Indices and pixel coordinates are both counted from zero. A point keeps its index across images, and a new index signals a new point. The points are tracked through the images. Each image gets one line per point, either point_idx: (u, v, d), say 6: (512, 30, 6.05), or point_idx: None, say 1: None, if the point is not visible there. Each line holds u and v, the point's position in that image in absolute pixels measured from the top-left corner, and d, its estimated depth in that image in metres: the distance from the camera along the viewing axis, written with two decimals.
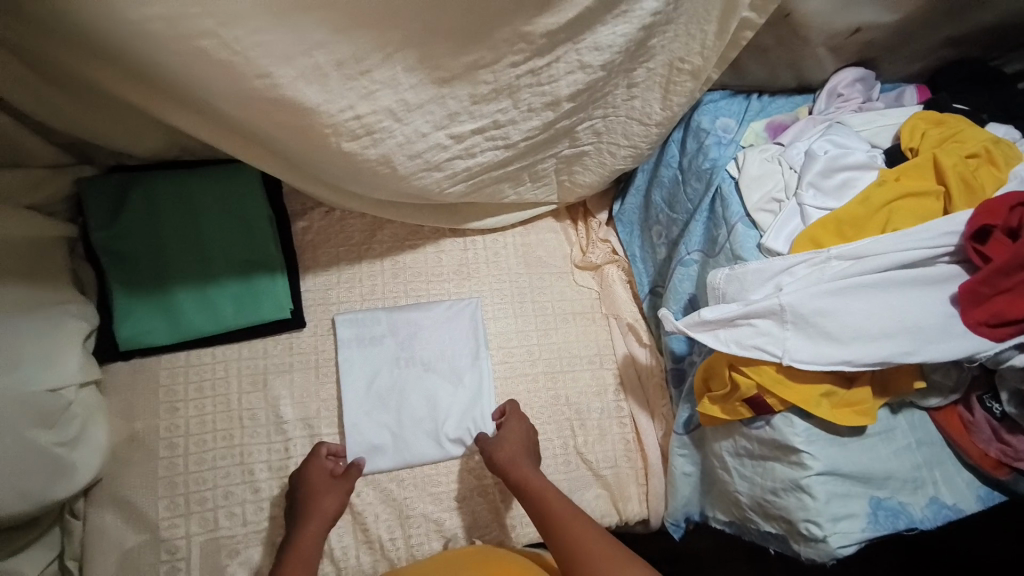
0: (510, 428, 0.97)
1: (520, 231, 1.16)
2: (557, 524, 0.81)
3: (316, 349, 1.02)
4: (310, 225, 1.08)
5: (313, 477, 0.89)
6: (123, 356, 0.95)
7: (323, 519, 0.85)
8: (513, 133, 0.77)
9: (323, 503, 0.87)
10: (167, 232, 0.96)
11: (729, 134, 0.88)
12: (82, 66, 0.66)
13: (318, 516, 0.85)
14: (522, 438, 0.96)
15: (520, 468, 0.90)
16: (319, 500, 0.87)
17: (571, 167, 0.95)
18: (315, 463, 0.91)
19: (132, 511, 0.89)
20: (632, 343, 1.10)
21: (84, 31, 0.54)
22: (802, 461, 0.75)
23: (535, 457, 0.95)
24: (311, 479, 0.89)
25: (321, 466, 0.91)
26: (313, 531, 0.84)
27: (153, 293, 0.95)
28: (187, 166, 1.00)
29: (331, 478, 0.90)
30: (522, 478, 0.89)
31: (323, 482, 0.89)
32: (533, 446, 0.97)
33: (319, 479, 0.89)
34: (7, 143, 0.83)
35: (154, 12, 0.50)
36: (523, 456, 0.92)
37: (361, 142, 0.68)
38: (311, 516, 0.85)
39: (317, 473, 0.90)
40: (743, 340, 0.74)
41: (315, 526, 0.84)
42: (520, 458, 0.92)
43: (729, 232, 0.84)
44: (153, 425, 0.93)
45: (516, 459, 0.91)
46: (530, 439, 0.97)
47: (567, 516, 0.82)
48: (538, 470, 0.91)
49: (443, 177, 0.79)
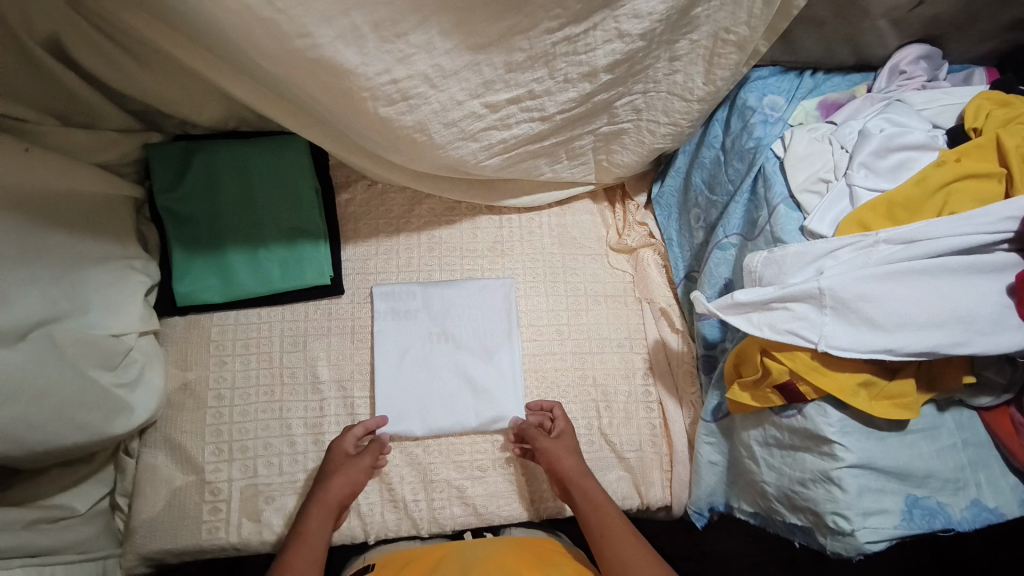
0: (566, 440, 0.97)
1: (555, 211, 1.16)
2: (617, 545, 0.84)
3: (352, 316, 1.06)
4: (353, 197, 1.12)
5: (330, 457, 0.93)
6: (179, 312, 1.01)
7: (330, 502, 0.88)
8: (548, 104, 0.77)
9: (334, 483, 0.90)
10: (221, 196, 1.01)
11: (776, 112, 0.85)
12: (150, 32, 0.71)
13: (326, 499, 0.88)
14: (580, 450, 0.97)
15: (584, 481, 0.92)
16: (329, 482, 0.90)
17: (609, 145, 0.95)
18: (336, 442, 0.94)
19: (180, 453, 0.96)
20: (664, 329, 1.09)
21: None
22: (833, 452, 0.73)
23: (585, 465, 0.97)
24: (329, 457, 0.93)
25: (341, 446, 0.93)
26: (320, 513, 0.87)
27: (207, 253, 1.00)
28: (242, 135, 1.05)
29: (349, 459, 0.93)
30: (582, 489, 0.91)
31: (339, 462, 0.92)
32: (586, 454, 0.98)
33: (335, 460, 0.92)
34: (81, 105, 0.91)
35: None
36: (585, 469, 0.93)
37: (398, 107, 0.70)
38: (320, 498, 0.88)
39: (335, 453, 0.93)
40: (778, 324, 0.73)
41: (322, 509, 0.87)
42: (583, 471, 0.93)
43: (770, 213, 0.81)
44: (204, 377, 0.99)
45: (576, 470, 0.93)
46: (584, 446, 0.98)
47: (622, 533, 0.86)
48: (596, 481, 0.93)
49: (479, 148, 0.81)
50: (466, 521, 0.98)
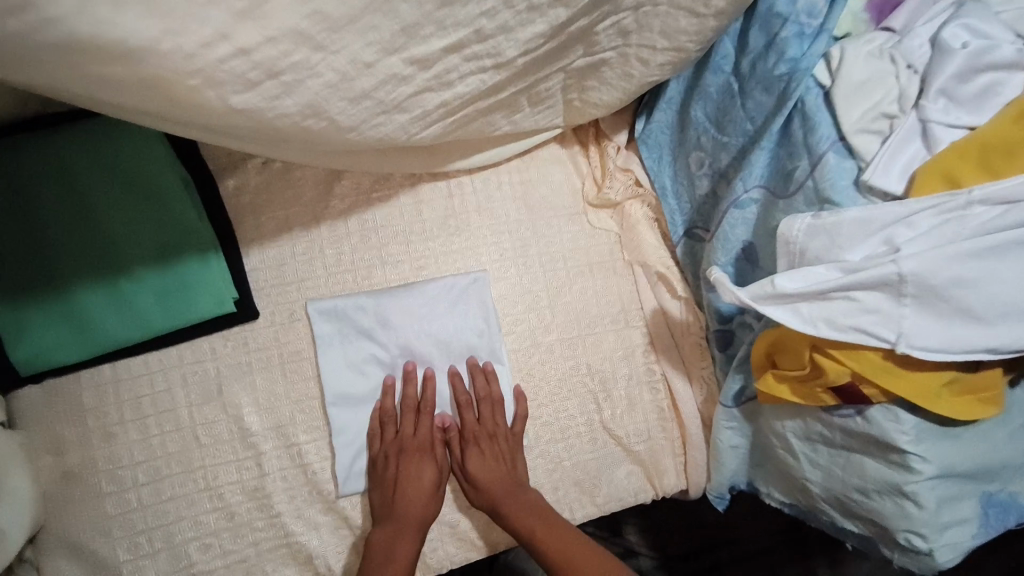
0: (476, 455, 0.82)
1: (517, 164, 0.91)
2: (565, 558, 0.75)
3: (277, 343, 0.81)
4: (244, 184, 0.82)
5: (424, 469, 0.80)
6: (32, 380, 0.75)
7: (417, 522, 0.77)
8: (506, 46, 0.51)
9: (426, 504, 0.79)
10: (44, 217, 0.72)
11: (815, 19, 0.62)
12: None
13: (416, 519, 0.77)
14: (503, 449, 0.83)
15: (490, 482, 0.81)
16: (426, 497, 0.79)
17: (583, 82, 0.69)
18: (422, 444, 0.81)
19: (87, 559, 0.74)
20: (662, 295, 0.91)
21: None
22: (909, 464, 0.61)
23: (518, 462, 0.84)
24: (421, 470, 0.80)
25: (434, 457, 0.82)
26: (411, 532, 0.76)
27: (49, 297, 0.72)
28: (53, 121, 0.73)
29: (441, 469, 0.81)
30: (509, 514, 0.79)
31: (433, 477, 0.80)
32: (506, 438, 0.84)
33: (428, 473, 0.80)
34: None
35: None
36: (493, 464, 0.82)
37: (267, 89, 0.44)
38: (405, 520, 0.77)
39: (425, 462, 0.80)
40: (837, 320, 0.57)
41: (410, 531, 0.76)
42: (509, 487, 0.81)
43: (813, 164, 0.62)
44: (90, 458, 0.75)
45: (479, 467, 0.81)
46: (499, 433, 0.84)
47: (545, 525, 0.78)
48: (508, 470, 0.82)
49: (410, 119, 0.55)
50: (463, 559, 0.84)
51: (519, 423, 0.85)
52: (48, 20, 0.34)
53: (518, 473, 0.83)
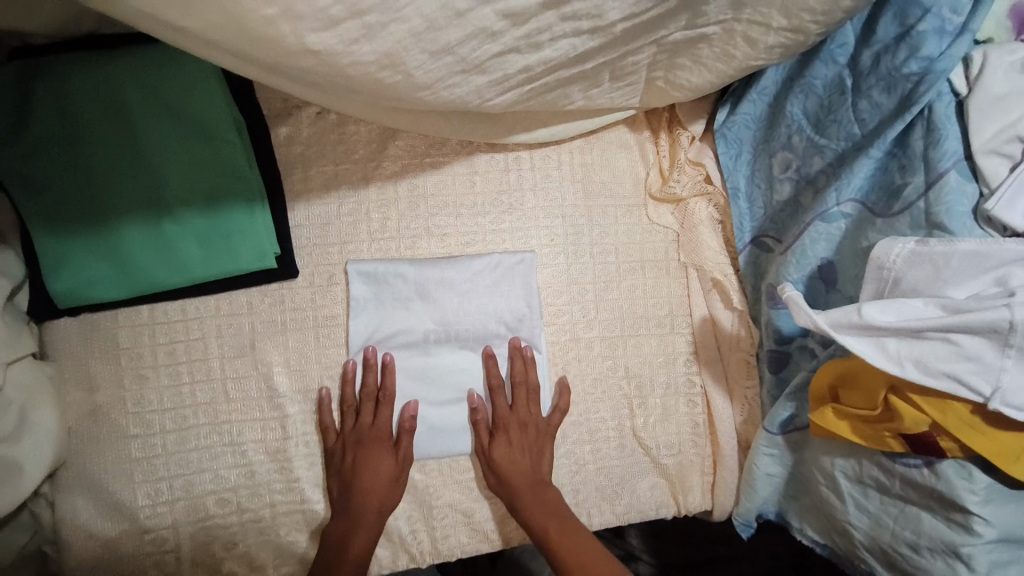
0: (505, 443, 0.79)
1: (579, 145, 0.85)
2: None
3: (312, 304, 0.79)
4: (295, 132, 0.78)
5: (381, 463, 0.76)
6: (69, 312, 0.73)
7: (374, 513, 0.75)
8: (610, 7, 0.45)
9: (377, 497, 0.75)
10: (92, 147, 0.69)
11: (958, 16, 0.55)
12: None
13: (373, 508, 0.75)
14: (533, 439, 0.80)
15: (513, 478, 0.78)
16: (374, 488, 0.75)
17: (674, 59, 0.62)
18: (381, 439, 0.77)
19: (107, 500, 0.74)
20: (715, 304, 0.86)
21: None
22: (971, 526, 0.56)
23: (545, 449, 0.81)
24: (373, 460, 0.76)
25: (397, 450, 0.77)
26: (368, 525, 0.74)
27: (91, 229, 0.70)
28: (106, 44, 0.70)
29: (402, 463, 0.77)
30: (527, 517, 0.77)
31: (392, 472, 0.76)
32: (534, 431, 0.81)
33: (386, 464, 0.76)
34: None
35: None
36: (523, 456, 0.79)
37: (346, 31, 0.39)
38: (356, 510, 0.74)
39: (382, 454, 0.76)
40: (930, 363, 0.51)
41: (367, 524, 0.74)
42: (532, 482, 0.78)
43: (929, 183, 0.55)
44: (118, 397, 0.74)
45: (507, 457, 0.78)
46: (530, 427, 0.81)
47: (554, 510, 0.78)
48: (520, 459, 0.79)
49: (488, 82, 0.50)
50: (475, 549, 0.82)
51: (556, 416, 0.82)
52: None
53: (542, 466, 0.80)
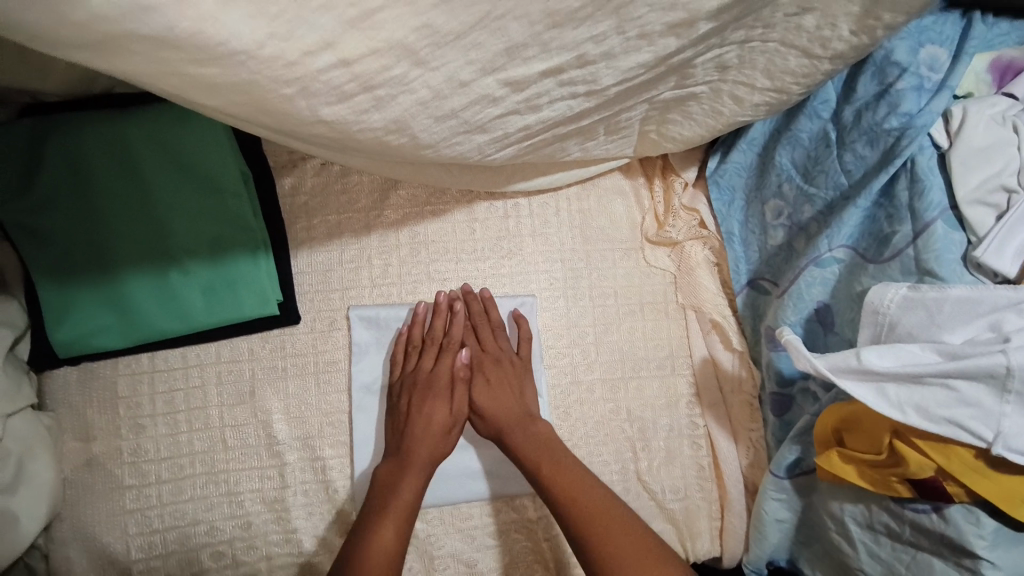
0: (481, 379, 0.78)
1: (576, 192, 0.88)
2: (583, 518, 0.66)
3: (314, 350, 0.79)
4: (300, 183, 0.80)
5: (437, 409, 0.76)
6: (69, 362, 0.73)
7: (422, 461, 0.73)
8: (605, 74, 0.48)
9: (428, 442, 0.74)
10: (102, 200, 0.71)
11: (936, 73, 0.58)
12: None
13: (423, 455, 0.73)
14: (507, 373, 0.79)
15: (488, 407, 0.77)
16: (427, 433, 0.74)
17: (665, 114, 0.65)
18: (439, 386, 0.77)
19: (99, 553, 0.72)
20: (715, 345, 0.87)
21: None
22: (978, 570, 0.55)
23: (530, 392, 0.79)
24: (429, 400, 0.76)
25: (456, 397, 0.77)
26: (418, 470, 0.72)
27: (97, 280, 0.71)
28: (120, 101, 0.72)
29: (457, 410, 0.77)
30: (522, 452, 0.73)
31: (444, 421, 0.75)
32: (509, 365, 0.80)
33: (440, 413, 0.76)
34: None
35: None
36: (496, 389, 0.78)
37: (356, 101, 0.42)
38: (406, 458, 0.72)
39: (441, 401, 0.76)
40: (931, 409, 0.51)
41: (415, 470, 0.72)
42: (519, 417, 0.76)
43: (917, 232, 0.57)
44: (115, 447, 0.74)
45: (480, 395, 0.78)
46: (502, 362, 0.80)
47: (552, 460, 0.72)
48: (493, 396, 0.77)
49: (489, 141, 0.52)
50: None
51: (524, 347, 0.82)
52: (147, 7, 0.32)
53: (528, 401, 0.78)
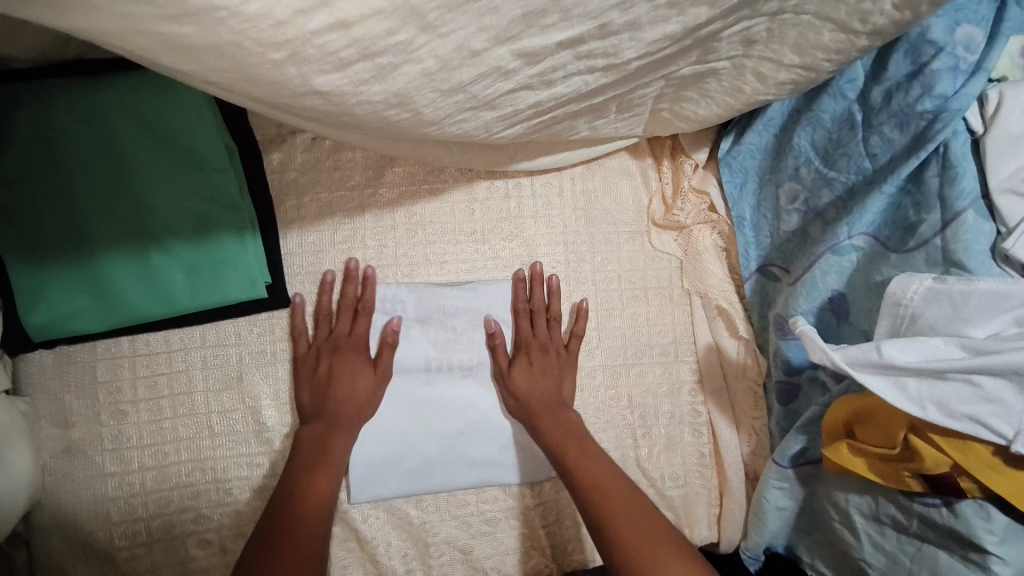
0: (524, 366, 0.77)
1: (581, 170, 0.84)
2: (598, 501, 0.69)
3: (306, 335, 0.76)
4: (290, 158, 0.76)
5: (359, 372, 0.74)
6: (45, 345, 0.69)
7: (352, 420, 0.73)
8: (627, 46, 0.44)
9: (353, 401, 0.73)
10: (76, 174, 0.66)
11: (972, 53, 0.55)
12: None
13: (350, 413, 0.73)
14: (552, 362, 0.79)
15: (516, 385, 0.76)
16: (345, 393, 0.72)
17: (682, 90, 0.61)
18: (360, 355, 0.74)
19: (82, 541, 0.70)
20: (720, 332, 0.84)
21: None
22: (987, 565, 0.55)
23: (567, 385, 0.79)
24: (342, 364, 0.73)
25: (379, 371, 0.74)
26: (346, 431, 0.72)
27: (72, 260, 0.66)
28: (91, 67, 0.66)
29: (381, 377, 0.74)
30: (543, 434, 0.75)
31: (372, 385, 0.74)
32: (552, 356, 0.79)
33: (362, 376, 0.74)
34: None
35: None
36: (535, 372, 0.77)
37: (355, 74, 0.38)
38: (331, 416, 0.72)
39: (359, 363, 0.74)
40: (953, 405, 0.50)
41: (344, 430, 0.72)
42: (552, 404, 0.77)
43: (946, 221, 0.54)
44: (95, 434, 0.70)
45: (511, 371, 0.77)
46: (547, 350, 0.79)
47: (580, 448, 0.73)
48: (529, 377, 0.77)
49: (496, 118, 0.48)
50: None
51: (573, 343, 0.80)
52: None
53: (564, 393, 0.78)
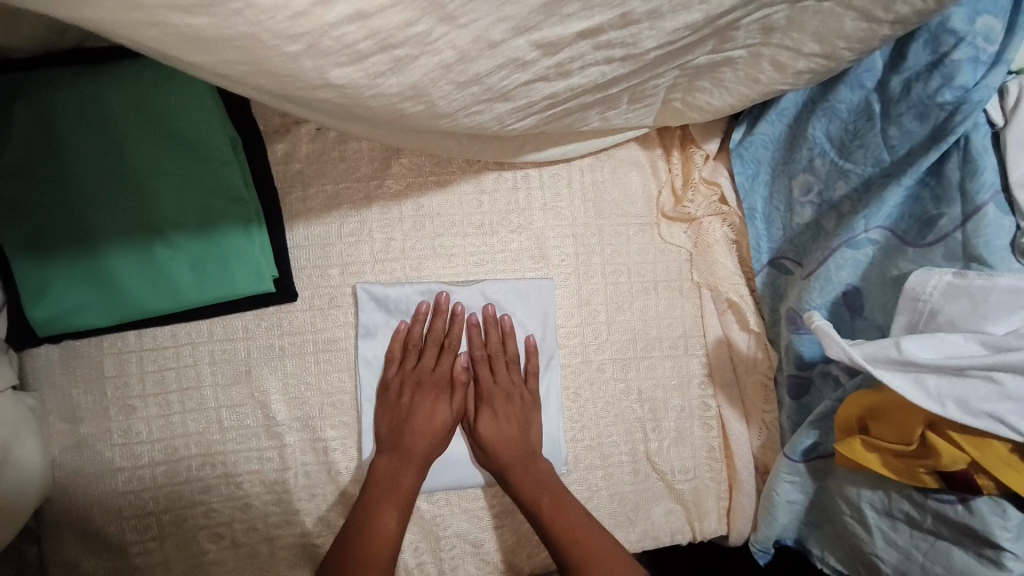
0: (490, 416, 0.77)
1: (590, 161, 0.83)
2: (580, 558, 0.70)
3: (314, 329, 0.75)
4: (295, 149, 0.74)
5: (439, 408, 0.76)
6: (50, 340, 0.69)
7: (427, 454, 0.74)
8: (646, 35, 0.42)
9: (426, 439, 0.74)
10: (79, 167, 0.65)
11: (991, 45, 0.54)
12: None
13: (423, 452, 0.74)
14: (517, 409, 0.78)
15: (482, 432, 0.76)
16: (423, 431, 0.74)
17: (697, 81, 0.60)
18: (443, 393, 0.77)
19: (92, 535, 0.70)
20: (730, 325, 0.84)
21: None
22: (1001, 561, 0.54)
23: (532, 430, 0.78)
24: (423, 401, 0.75)
25: (457, 407, 0.78)
26: (418, 466, 0.73)
27: (77, 254, 0.66)
28: (90, 56, 0.65)
29: (457, 413, 0.78)
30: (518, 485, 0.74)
31: (451, 420, 0.77)
32: (512, 399, 0.78)
33: (440, 412, 0.76)
34: None
35: None
36: (501, 419, 0.77)
37: (370, 66, 0.37)
38: (405, 454, 0.73)
39: (440, 402, 0.77)
40: (972, 402, 0.49)
41: (417, 465, 0.73)
42: (522, 454, 0.76)
43: (966, 215, 0.53)
44: (104, 429, 0.70)
45: (478, 420, 0.77)
46: (511, 394, 0.79)
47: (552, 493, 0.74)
48: (495, 423, 0.77)
49: (510, 110, 0.47)
50: None
51: (532, 382, 0.80)
52: None
53: (532, 438, 0.78)
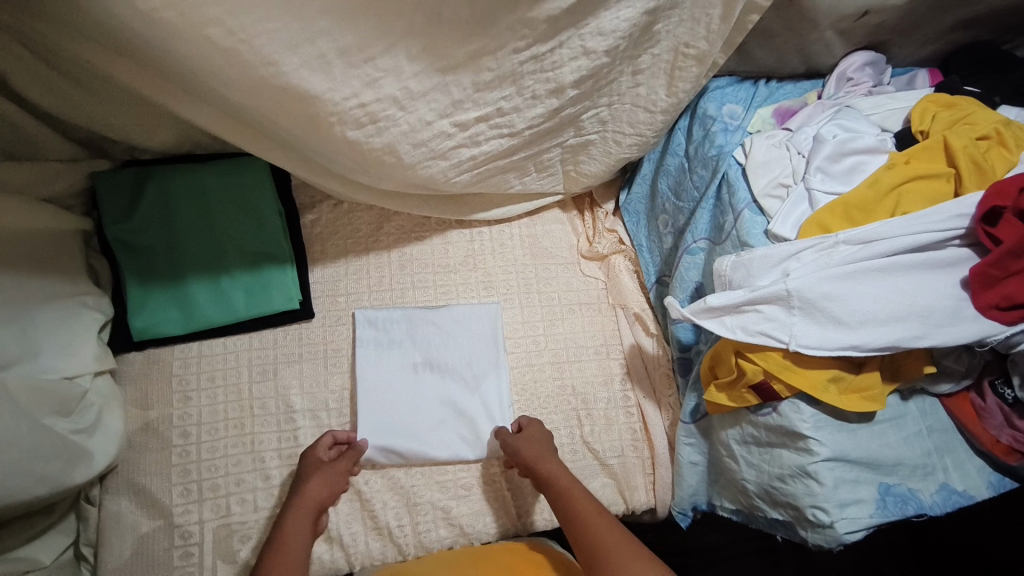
0: (536, 429, 0.96)
1: (526, 222, 1.16)
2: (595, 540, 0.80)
3: (325, 340, 1.02)
4: (319, 218, 1.09)
5: (313, 465, 0.90)
6: (137, 347, 0.96)
7: (309, 503, 0.86)
8: (517, 121, 0.80)
9: (310, 488, 0.87)
10: (180, 226, 0.98)
11: (735, 120, 0.90)
12: (121, 72, 0.74)
13: (307, 501, 0.86)
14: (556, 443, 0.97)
15: (530, 433, 0.95)
16: (307, 482, 0.88)
17: (576, 156, 0.96)
18: (312, 469, 0.90)
19: (147, 497, 0.90)
20: (639, 333, 1.10)
21: (112, 18, 0.57)
22: (809, 447, 0.76)
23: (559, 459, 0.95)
24: (302, 468, 0.90)
25: (327, 475, 0.89)
26: (302, 513, 0.84)
27: (167, 283, 0.96)
28: (198, 159, 1.02)
29: (338, 478, 0.90)
30: (550, 474, 0.89)
31: (330, 485, 0.89)
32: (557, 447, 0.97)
33: (317, 471, 0.89)
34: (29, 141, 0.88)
35: (164, 2, 0.54)
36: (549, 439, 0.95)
37: (366, 130, 0.72)
38: (293, 503, 0.86)
39: (313, 467, 0.90)
40: (750, 326, 0.74)
41: (301, 512, 0.84)
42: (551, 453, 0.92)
43: (735, 218, 0.84)
44: (167, 414, 0.94)
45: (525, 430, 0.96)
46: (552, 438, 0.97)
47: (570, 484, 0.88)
48: (544, 439, 0.94)
49: (449, 166, 0.83)
50: (452, 543, 0.95)
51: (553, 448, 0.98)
52: (276, 74, 0.63)
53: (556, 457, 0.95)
